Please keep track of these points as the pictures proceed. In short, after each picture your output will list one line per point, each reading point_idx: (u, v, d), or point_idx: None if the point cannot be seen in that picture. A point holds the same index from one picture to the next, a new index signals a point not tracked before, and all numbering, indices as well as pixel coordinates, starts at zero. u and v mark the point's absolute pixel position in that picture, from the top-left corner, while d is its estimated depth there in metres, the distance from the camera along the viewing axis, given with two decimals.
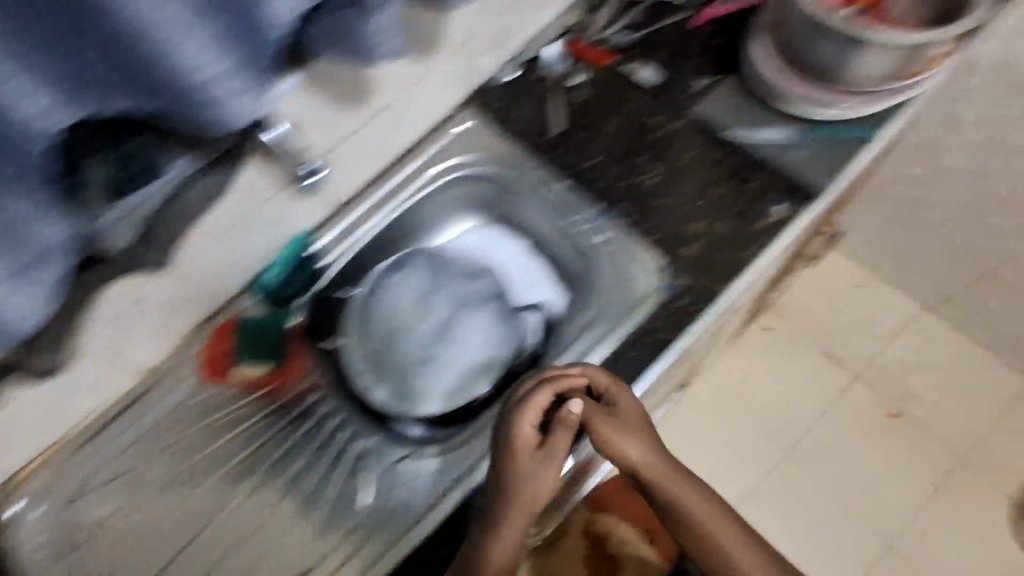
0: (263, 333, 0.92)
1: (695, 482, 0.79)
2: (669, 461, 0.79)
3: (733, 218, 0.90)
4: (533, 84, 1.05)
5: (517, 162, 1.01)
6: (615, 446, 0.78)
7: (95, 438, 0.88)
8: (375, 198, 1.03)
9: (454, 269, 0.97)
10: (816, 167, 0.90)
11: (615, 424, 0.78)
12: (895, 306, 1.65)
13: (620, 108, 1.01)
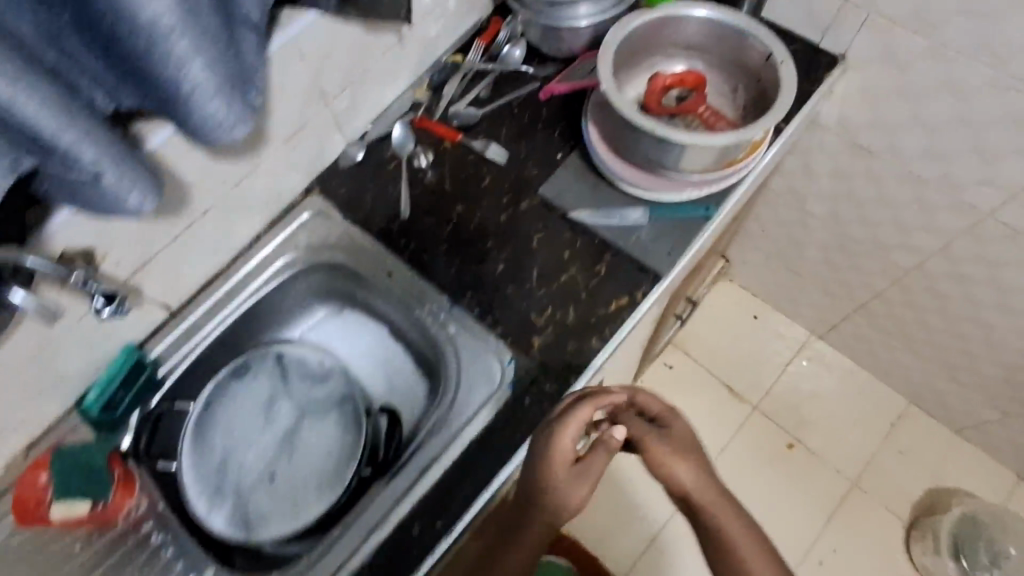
0: (86, 461, 0.83)
1: (733, 511, 0.73)
2: (708, 490, 0.73)
3: (578, 303, 0.89)
4: (381, 166, 1.02)
5: (363, 250, 0.97)
6: (669, 468, 0.74)
7: None
8: (215, 297, 0.97)
9: (300, 370, 0.92)
10: (657, 246, 0.89)
11: (657, 436, 0.75)
12: (788, 338, 1.69)
13: (467, 189, 0.98)
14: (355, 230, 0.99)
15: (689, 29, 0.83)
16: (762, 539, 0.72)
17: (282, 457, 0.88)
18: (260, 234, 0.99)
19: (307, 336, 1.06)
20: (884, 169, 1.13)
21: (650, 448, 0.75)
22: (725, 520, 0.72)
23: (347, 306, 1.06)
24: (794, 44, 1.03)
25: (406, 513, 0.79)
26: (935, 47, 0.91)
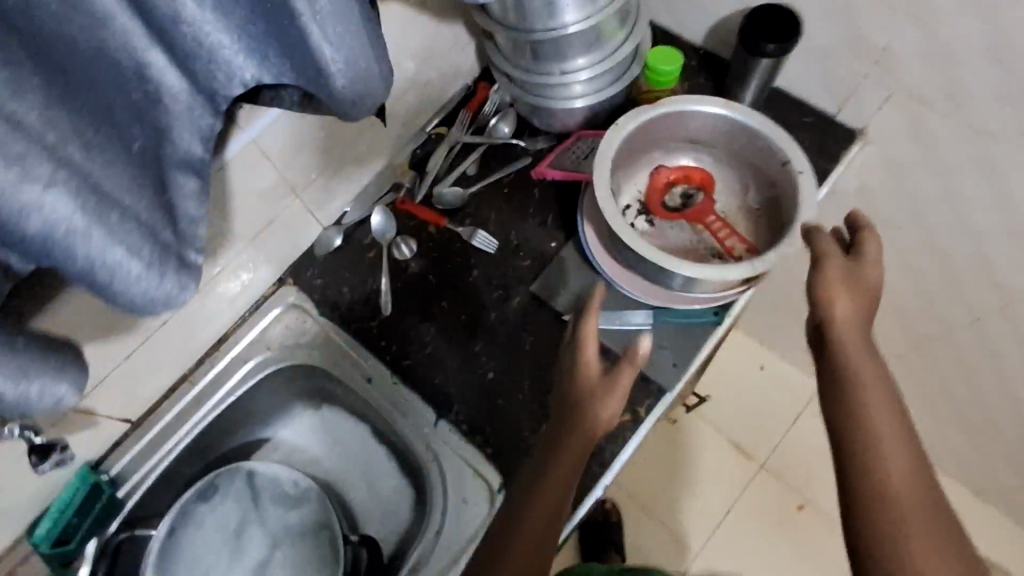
0: None
1: (868, 352, 0.68)
2: (858, 329, 0.69)
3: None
4: (360, 255, 0.93)
5: (342, 352, 0.90)
6: (831, 294, 0.69)
7: None
8: (178, 404, 0.88)
9: (272, 491, 0.84)
10: (661, 358, 0.82)
11: (852, 288, 0.69)
12: (796, 390, 1.62)
13: (454, 284, 0.90)
14: (332, 327, 0.91)
15: (695, 124, 0.78)
16: (894, 410, 0.65)
17: None
18: (227, 332, 0.91)
19: (283, 436, 0.98)
20: (904, 241, 1.03)
21: (823, 282, 0.70)
22: (875, 411, 0.64)
23: (325, 402, 0.97)
24: (807, 116, 0.95)
25: None
26: (963, 131, 0.82)
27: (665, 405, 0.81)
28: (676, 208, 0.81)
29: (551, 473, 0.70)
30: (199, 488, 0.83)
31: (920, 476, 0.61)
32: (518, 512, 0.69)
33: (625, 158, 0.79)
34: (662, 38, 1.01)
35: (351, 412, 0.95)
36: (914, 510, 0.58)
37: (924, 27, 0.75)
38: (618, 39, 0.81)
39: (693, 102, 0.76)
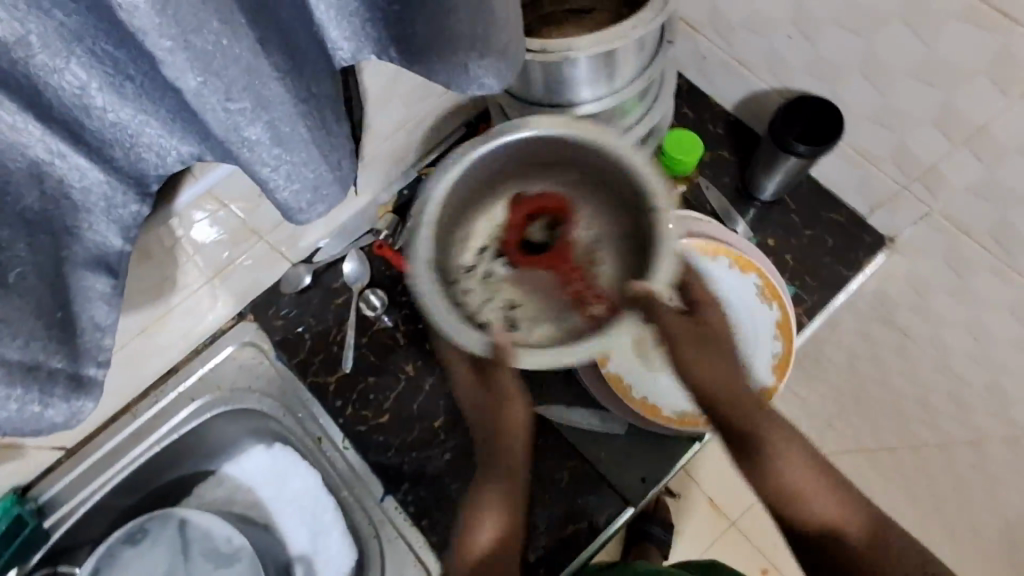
0: None
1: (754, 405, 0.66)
2: (732, 386, 0.66)
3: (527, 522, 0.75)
4: (327, 300, 0.87)
5: (297, 403, 0.84)
6: (689, 361, 0.65)
7: None
8: (116, 439, 0.84)
9: (203, 546, 0.80)
10: (628, 469, 0.76)
11: (713, 346, 0.67)
12: None
13: (423, 347, 0.83)
14: (288, 375, 0.85)
15: (508, 150, 0.62)
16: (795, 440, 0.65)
17: None
18: (179, 364, 0.86)
19: (230, 470, 0.93)
20: (916, 353, 0.95)
21: (680, 355, 0.65)
22: (791, 464, 0.64)
23: (275, 444, 0.92)
24: (834, 211, 0.86)
25: None
26: (1004, 273, 0.73)
27: (624, 520, 0.75)
28: (540, 246, 0.68)
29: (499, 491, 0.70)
30: (129, 530, 0.79)
31: (842, 491, 0.64)
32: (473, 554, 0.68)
33: (464, 212, 0.65)
34: (689, 97, 0.90)
35: (300, 459, 0.89)
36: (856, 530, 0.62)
37: (982, 159, 0.64)
38: (633, 119, 0.73)
39: (514, 130, 0.60)
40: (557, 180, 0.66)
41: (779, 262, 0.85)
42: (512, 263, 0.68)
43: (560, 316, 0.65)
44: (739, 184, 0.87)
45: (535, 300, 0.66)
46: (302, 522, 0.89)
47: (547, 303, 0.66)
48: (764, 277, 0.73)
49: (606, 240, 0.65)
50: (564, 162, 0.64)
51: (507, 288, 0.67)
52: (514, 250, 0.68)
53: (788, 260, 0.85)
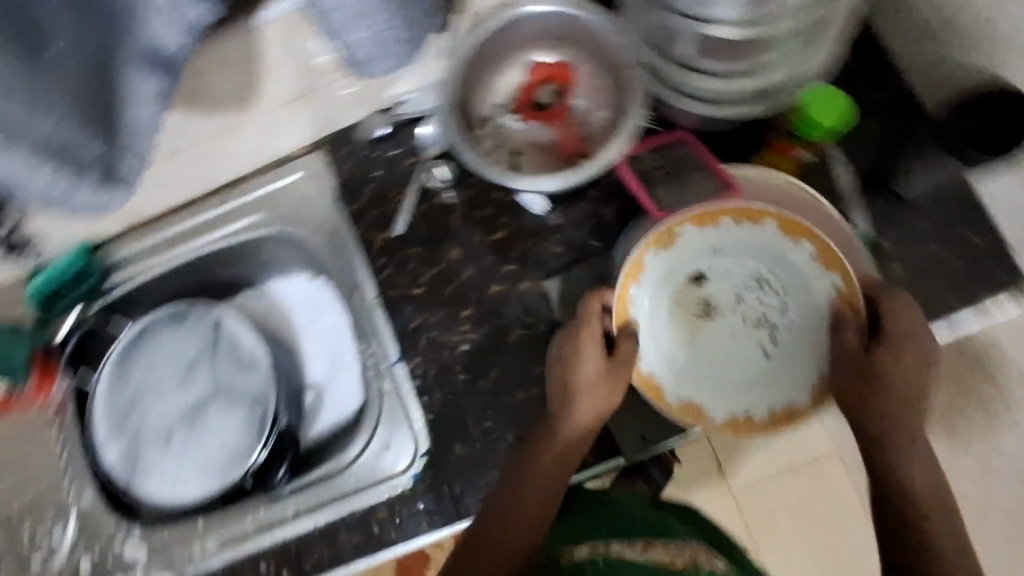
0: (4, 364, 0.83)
1: (907, 435, 0.63)
2: (896, 419, 0.63)
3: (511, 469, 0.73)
4: (398, 157, 0.84)
5: (341, 248, 0.85)
6: (855, 398, 0.64)
7: None
8: (167, 238, 0.89)
9: (231, 347, 0.85)
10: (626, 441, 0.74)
11: (889, 360, 0.63)
12: None
13: (475, 235, 0.81)
14: (343, 218, 0.85)
15: (532, 23, 0.75)
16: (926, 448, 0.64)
17: (185, 423, 0.84)
18: (248, 176, 0.88)
19: (274, 286, 0.98)
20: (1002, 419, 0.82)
21: (845, 382, 0.65)
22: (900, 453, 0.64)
23: (320, 277, 0.96)
24: (974, 232, 0.72)
25: (258, 547, 0.78)
26: None
27: (611, 464, 0.74)
28: (545, 107, 0.79)
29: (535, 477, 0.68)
30: (171, 310, 0.86)
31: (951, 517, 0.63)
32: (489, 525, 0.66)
33: (487, 71, 0.78)
34: (861, 46, 0.75)
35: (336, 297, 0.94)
36: (914, 497, 0.63)
37: None
38: (769, 57, 0.67)
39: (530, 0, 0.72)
40: (565, 56, 0.78)
41: (885, 268, 0.73)
42: (522, 118, 0.79)
43: (549, 159, 0.78)
44: (878, 164, 0.74)
45: (536, 151, 0.79)
46: (326, 354, 0.94)
47: (545, 154, 0.79)
48: (846, 281, 0.68)
49: (597, 98, 0.78)
50: (572, 37, 0.76)
51: (514, 139, 0.79)
52: (526, 107, 0.79)
53: (895, 268, 0.72)
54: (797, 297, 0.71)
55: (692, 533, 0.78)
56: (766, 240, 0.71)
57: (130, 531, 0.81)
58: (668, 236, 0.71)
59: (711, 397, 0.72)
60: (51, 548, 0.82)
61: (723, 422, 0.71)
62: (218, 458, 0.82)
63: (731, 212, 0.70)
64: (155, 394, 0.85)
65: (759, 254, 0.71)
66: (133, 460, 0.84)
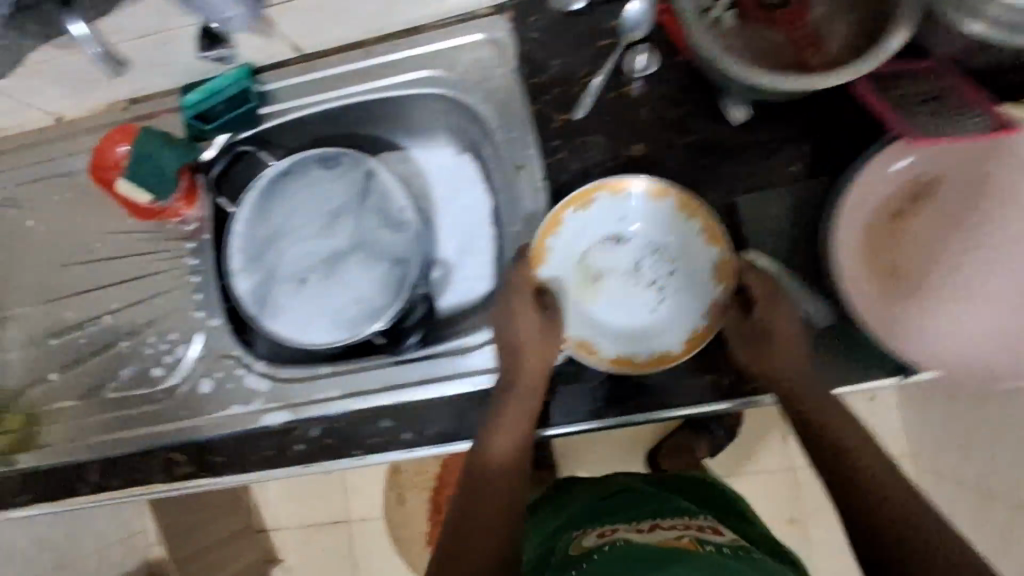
0: (145, 172, 0.79)
1: (832, 410, 0.64)
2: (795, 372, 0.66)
3: (564, 411, 0.74)
4: (592, 35, 0.76)
5: (509, 123, 0.79)
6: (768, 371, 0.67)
7: (17, 154, 0.88)
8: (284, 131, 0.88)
9: (379, 202, 0.81)
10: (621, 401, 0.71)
11: (755, 349, 0.68)
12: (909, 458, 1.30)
13: (663, 136, 0.74)
14: (517, 90, 0.79)
15: None
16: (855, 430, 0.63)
17: (322, 269, 0.82)
18: (423, 27, 0.80)
19: (417, 152, 0.93)
20: None
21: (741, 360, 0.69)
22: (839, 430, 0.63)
23: (465, 154, 0.91)
24: None
25: (378, 407, 0.77)
26: None
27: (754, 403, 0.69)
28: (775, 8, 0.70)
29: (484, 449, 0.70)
30: (323, 153, 0.81)
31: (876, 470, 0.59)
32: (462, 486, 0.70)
33: None
34: None
35: (477, 178, 0.91)
36: (857, 480, 0.59)
37: None
38: None
39: None
40: None
41: None
42: (742, 17, 0.70)
43: (770, 62, 0.68)
44: None
45: (753, 51, 0.68)
46: (459, 235, 0.91)
47: (761, 56, 0.68)
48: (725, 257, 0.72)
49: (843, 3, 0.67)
50: None
51: (731, 36, 0.69)
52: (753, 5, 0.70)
53: None
54: (685, 266, 0.75)
55: (693, 522, 0.75)
56: (664, 213, 0.74)
57: (253, 363, 0.81)
58: (581, 198, 0.74)
59: (603, 338, 0.74)
60: (174, 360, 0.83)
61: (612, 357, 0.72)
62: (349, 310, 0.81)
63: (638, 181, 0.73)
64: (294, 232, 0.83)
65: (659, 222, 0.75)
66: (264, 290, 0.82)
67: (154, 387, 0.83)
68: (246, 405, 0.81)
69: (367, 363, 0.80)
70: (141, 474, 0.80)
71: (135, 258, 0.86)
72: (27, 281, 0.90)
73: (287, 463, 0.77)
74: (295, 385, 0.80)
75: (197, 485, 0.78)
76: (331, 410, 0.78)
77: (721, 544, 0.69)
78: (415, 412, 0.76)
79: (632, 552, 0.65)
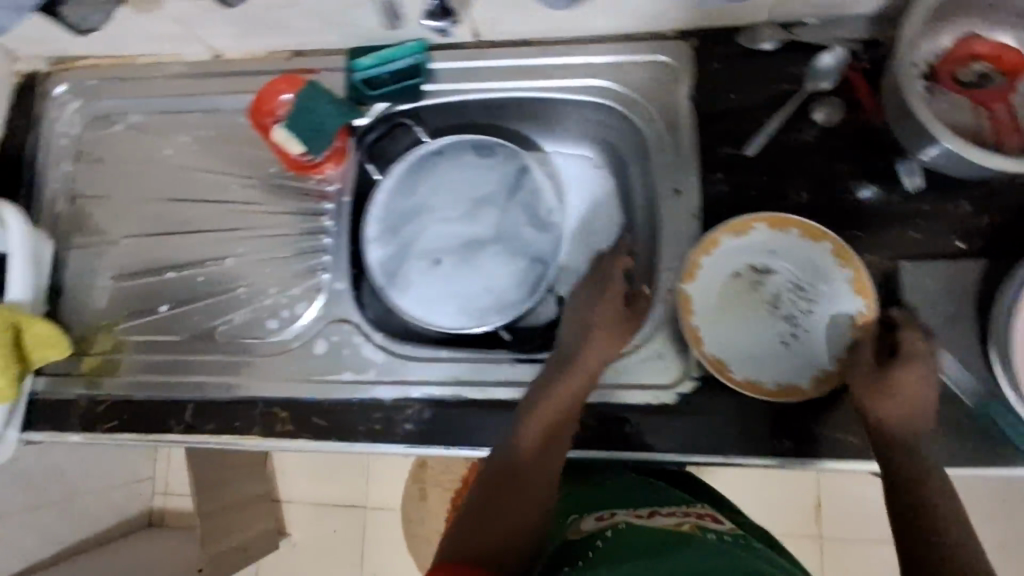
0: (303, 122, 0.79)
1: (924, 455, 0.60)
2: (907, 423, 0.61)
3: (668, 437, 0.70)
4: (774, 78, 0.78)
5: (672, 145, 0.79)
6: (883, 412, 0.61)
7: (174, 80, 0.88)
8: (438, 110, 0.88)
9: (531, 198, 0.81)
10: (682, 435, 0.70)
11: (875, 391, 0.62)
12: None
13: (831, 187, 0.75)
14: (687, 114, 0.79)
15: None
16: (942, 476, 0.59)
17: (464, 251, 0.82)
18: (606, 38, 0.82)
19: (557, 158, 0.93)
20: None
21: (862, 399, 0.63)
22: (931, 484, 0.58)
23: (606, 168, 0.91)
24: None
25: (497, 402, 0.75)
26: None
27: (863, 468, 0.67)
28: (967, 86, 0.71)
29: (521, 440, 0.65)
30: (479, 142, 0.82)
31: (942, 511, 0.57)
32: (488, 483, 0.63)
33: (930, 29, 0.71)
34: None
35: (611, 195, 0.89)
36: (930, 529, 0.55)
37: None
38: None
39: None
40: (1003, 41, 0.71)
41: None
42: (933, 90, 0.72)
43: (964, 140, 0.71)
44: None
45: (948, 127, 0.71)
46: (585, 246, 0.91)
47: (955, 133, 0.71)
48: (868, 312, 0.69)
49: None
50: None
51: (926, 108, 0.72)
52: (947, 81, 0.71)
53: None
54: (825, 313, 0.71)
55: (691, 509, 0.72)
56: (819, 257, 0.71)
57: (373, 334, 0.80)
58: (743, 224, 0.72)
59: (734, 358, 0.72)
60: (291, 315, 0.82)
61: (742, 381, 0.70)
62: (483, 298, 0.80)
63: (801, 224, 0.71)
64: (438, 211, 0.82)
65: (811, 264, 0.72)
66: (402, 262, 0.82)
67: (264, 338, 0.82)
68: (357, 377, 0.79)
69: (487, 356, 0.78)
70: (238, 424, 0.78)
71: (271, 206, 0.86)
72: (143, 207, 0.88)
73: (392, 441, 0.75)
74: (410, 367, 0.78)
75: (295, 446, 0.77)
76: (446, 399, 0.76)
77: (722, 529, 0.68)
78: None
79: (645, 536, 0.62)
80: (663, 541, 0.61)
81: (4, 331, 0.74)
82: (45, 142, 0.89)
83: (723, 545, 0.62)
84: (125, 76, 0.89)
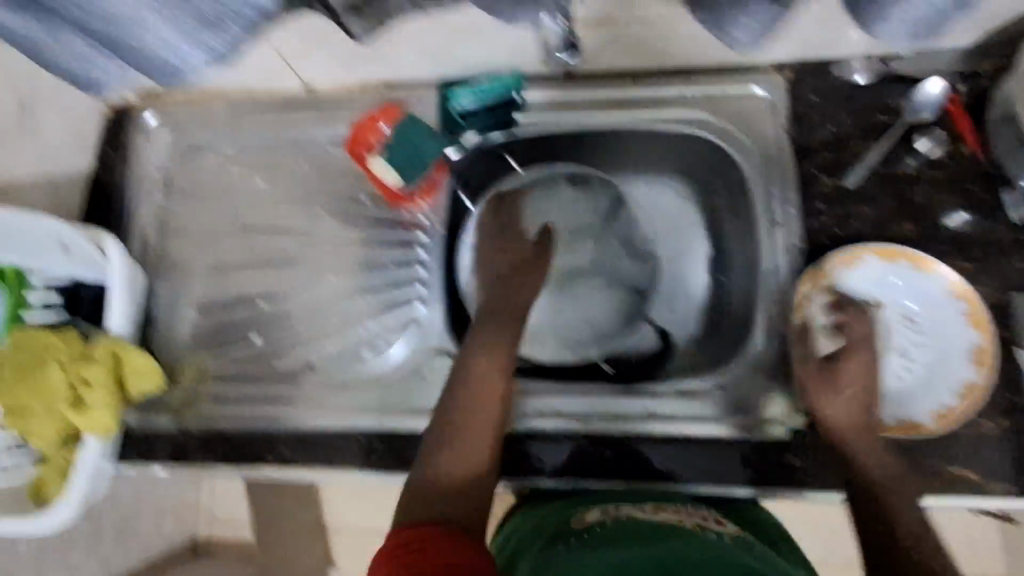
0: (401, 154, 0.81)
1: (877, 455, 0.64)
2: (853, 426, 0.66)
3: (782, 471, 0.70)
4: (871, 110, 0.79)
5: (769, 176, 0.79)
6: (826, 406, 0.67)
7: (262, 112, 0.89)
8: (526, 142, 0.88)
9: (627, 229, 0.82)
10: (689, 457, 0.72)
11: (822, 386, 0.68)
12: None
13: (934, 219, 0.75)
14: (784, 146, 0.79)
15: None
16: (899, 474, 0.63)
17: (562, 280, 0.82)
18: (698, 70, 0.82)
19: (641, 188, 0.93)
20: None
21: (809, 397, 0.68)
22: (874, 461, 0.64)
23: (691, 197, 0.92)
24: None
25: (605, 433, 0.74)
26: None
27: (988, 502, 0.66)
28: None
29: (449, 448, 0.62)
30: (574, 172, 0.82)
31: (900, 502, 0.61)
32: (420, 488, 0.59)
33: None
34: None
35: (698, 224, 0.89)
36: (885, 519, 0.59)
37: None
38: None
39: None
40: None
41: None
42: None
43: None
44: None
45: None
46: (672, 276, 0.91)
47: None
48: (985, 343, 0.69)
49: None
50: None
51: None
52: None
53: None
54: (937, 344, 0.71)
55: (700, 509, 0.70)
56: (928, 287, 0.72)
57: None
58: (852, 255, 0.73)
59: None
60: (385, 346, 0.82)
61: None
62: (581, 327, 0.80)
63: (911, 253, 0.71)
64: None
65: (920, 294, 0.72)
66: None
67: (357, 369, 0.82)
68: None
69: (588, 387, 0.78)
70: (335, 456, 0.77)
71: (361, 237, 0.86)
72: (231, 238, 0.88)
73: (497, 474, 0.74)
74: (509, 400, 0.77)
75: (395, 478, 0.76)
76: (552, 429, 0.75)
77: (727, 531, 0.66)
78: (639, 448, 0.73)
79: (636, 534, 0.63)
80: (650, 535, 0.62)
81: (106, 363, 0.74)
82: (132, 174, 0.89)
83: (724, 549, 0.61)
84: (214, 108, 0.89)
